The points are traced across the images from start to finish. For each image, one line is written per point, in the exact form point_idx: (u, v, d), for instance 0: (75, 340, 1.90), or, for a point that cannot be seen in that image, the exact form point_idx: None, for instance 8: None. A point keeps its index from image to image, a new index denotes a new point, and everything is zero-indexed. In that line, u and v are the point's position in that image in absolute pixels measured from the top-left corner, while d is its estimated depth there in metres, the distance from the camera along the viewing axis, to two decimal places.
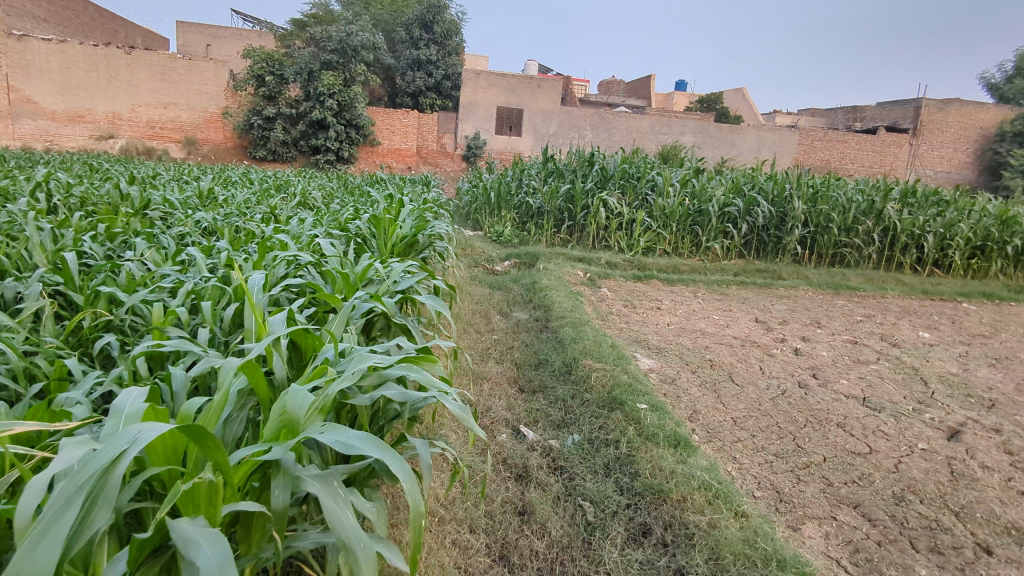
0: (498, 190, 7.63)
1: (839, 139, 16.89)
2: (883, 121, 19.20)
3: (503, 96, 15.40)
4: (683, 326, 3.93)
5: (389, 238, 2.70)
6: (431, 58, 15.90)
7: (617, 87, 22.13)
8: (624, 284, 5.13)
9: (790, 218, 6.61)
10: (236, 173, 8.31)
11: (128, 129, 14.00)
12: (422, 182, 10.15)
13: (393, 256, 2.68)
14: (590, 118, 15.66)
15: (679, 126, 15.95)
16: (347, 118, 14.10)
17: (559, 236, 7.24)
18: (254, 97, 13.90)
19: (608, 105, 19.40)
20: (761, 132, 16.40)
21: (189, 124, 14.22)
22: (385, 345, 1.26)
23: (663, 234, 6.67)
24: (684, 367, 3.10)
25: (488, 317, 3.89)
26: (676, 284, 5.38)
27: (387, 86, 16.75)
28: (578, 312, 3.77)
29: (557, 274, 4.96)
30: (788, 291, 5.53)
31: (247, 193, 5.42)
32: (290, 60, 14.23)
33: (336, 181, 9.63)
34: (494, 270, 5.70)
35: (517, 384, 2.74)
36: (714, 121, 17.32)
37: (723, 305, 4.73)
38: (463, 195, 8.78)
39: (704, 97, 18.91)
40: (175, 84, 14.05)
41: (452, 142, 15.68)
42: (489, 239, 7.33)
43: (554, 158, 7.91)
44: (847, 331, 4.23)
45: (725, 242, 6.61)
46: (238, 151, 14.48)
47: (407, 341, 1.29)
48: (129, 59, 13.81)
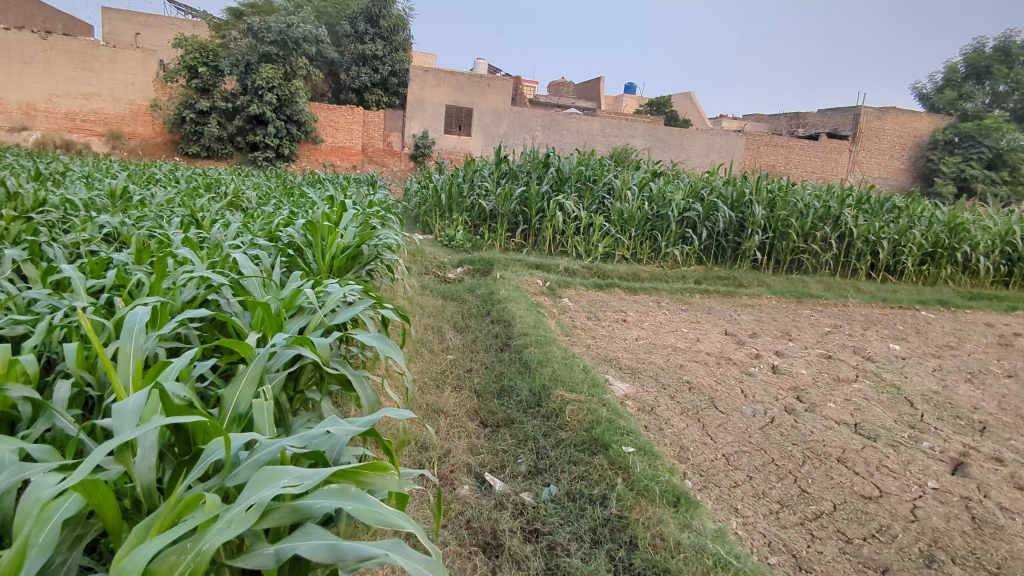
0: (449, 191, 7.23)
1: (783, 144, 17.24)
2: (823, 128, 19.77)
3: (453, 94, 15.01)
4: (653, 342, 3.65)
5: (327, 249, 2.28)
6: (377, 54, 15.34)
7: (567, 89, 22.03)
8: (586, 293, 4.83)
9: (749, 224, 6.48)
10: (160, 170, 7.61)
11: (43, 121, 12.87)
12: (367, 182, 9.62)
13: (332, 270, 2.26)
14: (542, 119, 15.43)
15: (630, 129, 15.92)
16: (288, 114, 13.40)
17: (514, 240, 6.92)
18: (186, 89, 13.02)
19: (559, 106, 19.23)
20: (709, 137, 16.55)
21: (113, 117, 13.19)
22: (312, 440, 0.90)
23: (622, 239, 6.42)
24: (663, 392, 2.79)
25: (442, 334, 3.51)
26: (640, 293, 5.13)
27: (331, 81, 16.06)
28: (541, 327, 3.43)
29: (515, 282, 4.61)
30: (752, 299, 5.36)
31: (168, 193, 4.84)
32: (225, 51, 13.41)
33: (274, 179, 9.01)
34: (446, 278, 5.31)
35: (478, 418, 2.37)
36: (663, 124, 17.39)
37: (690, 317, 4.49)
38: (411, 196, 8.33)
39: (653, 100, 18.99)
40: (97, 72, 13.03)
41: (399, 141, 15.15)
42: (439, 243, 6.93)
43: (508, 159, 7.58)
44: (819, 345, 4.05)
45: (685, 248, 6.42)
46: (168, 147, 13.54)
47: (348, 429, 0.92)
48: (45, 45, 12.72)
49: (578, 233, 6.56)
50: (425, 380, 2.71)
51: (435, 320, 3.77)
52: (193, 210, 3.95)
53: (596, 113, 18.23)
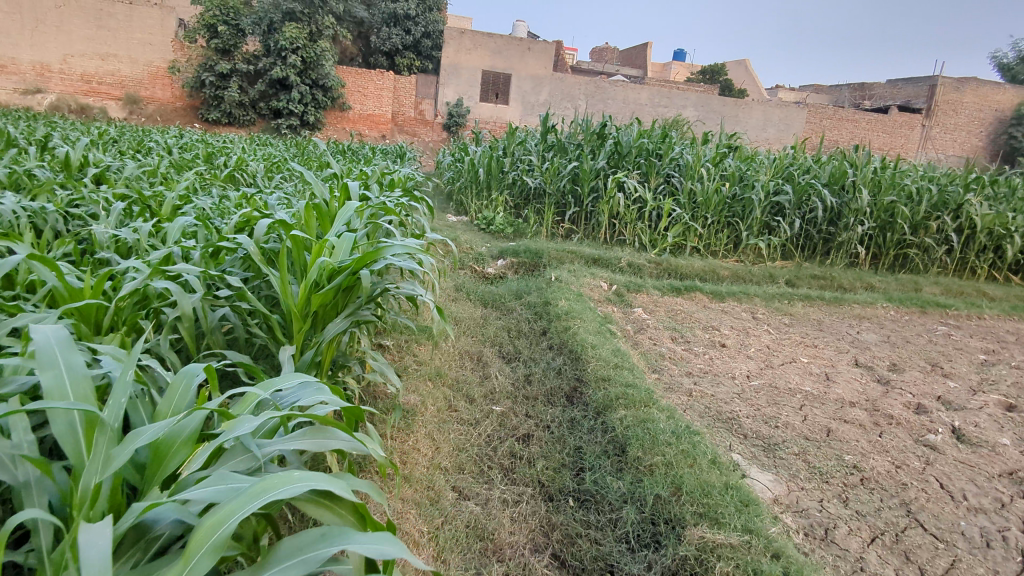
0: (488, 166, 6.23)
1: (849, 118, 15.70)
2: (893, 100, 18.09)
3: (489, 58, 13.90)
4: (774, 385, 2.64)
5: (290, 279, 1.32)
6: (410, 13, 14.26)
7: (610, 56, 20.61)
8: (660, 300, 3.85)
9: (851, 212, 5.34)
10: (167, 138, 6.80)
11: (58, 83, 12.20)
12: (395, 154, 8.66)
13: (300, 318, 1.32)
14: (585, 87, 14.23)
15: (680, 99, 14.63)
16: (313, 78, 12.52)
17: (563, 225, 5.95)
18: (206, 50, 12.19)
19: (603, 74, 17.94)
20: (767, 108, 15.16)
21: (130, 79, 12.46)
22: None
23: (696, 227, 5.35)
24: (828, 491, 1.80)
25: (482, 368, 2.56)
26: (728, 299, 4.09)
27: (361, 44, 15.04)
28: (624, 363, 2.45)
29: (574, 285, 3.62)
30: (866, 310, 4.28)
31: (150, 167, 3.99)
32: (247, 9, 12.50)
33: (295, 150, 8.16)
34: (485, 276, 4.38)
35: (554, 556, 1.43)
36: (717, 94, 16.02)
37: (802, 337, 3.47)
38: (445, 171, 7.37)
39: (706, 67, 17.56)
40: (114, 32, 12.28)
41: (432, 109, 14.15)
42: (475, 227, 5.99)
43: (556, 130, 6.56)
44: (991, 387, 2.99)
45: (770, 239, 5.34)
46: (188, 112, 12.78)
47: None
48: (59, 2, 12.00)
49: (640, 219, 5.50)
50: (464, 463, 1.76)
51: (474, 343, 2.83)
52: (162, 192, 3.06)
53: (642, 81, 16.93)
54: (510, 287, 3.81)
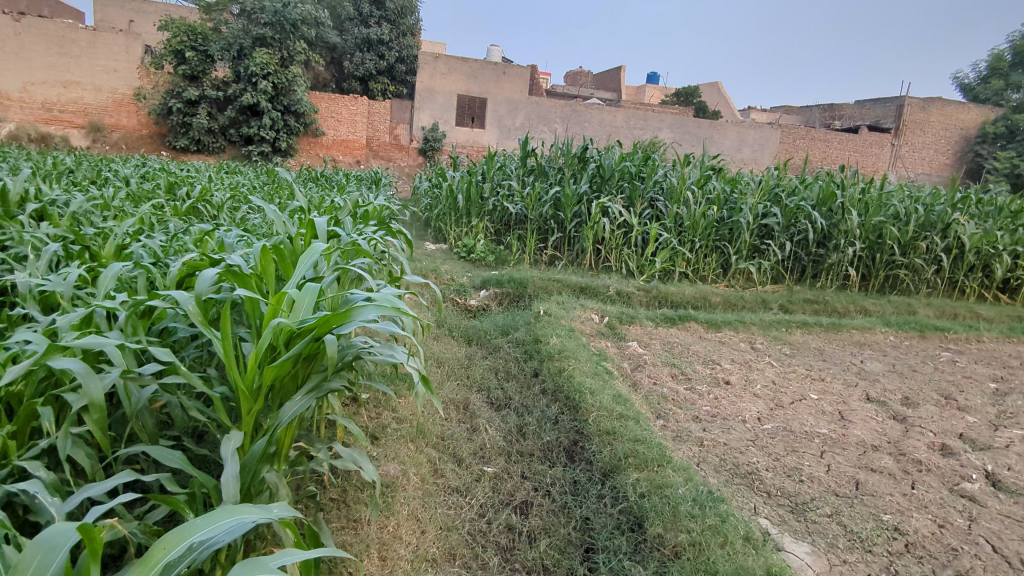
0: (467, 192, 6.01)
1: (821, 138, 15.89)
2: (863, 120, 18.43)
3: (465, 83, 13.81)
4: (788, 428, 2.42)
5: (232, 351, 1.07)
6: (383, 38, 14.12)
7: (585, 79, 20.72)
8: (654, 332, 3.64)
9: (841, 233, 5.23)
10: (128, 167, 6.47)
11: (17, 111, 11.77)
12: (371, 180, 8.43)
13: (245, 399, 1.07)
14: (562, 110, 14.20)
15: (656, 121, 14.68)
16: (285, 104, 12.28)
17: (546, 252, 5.74)
18: (173, 77, 11.88)
19: (579, 97, 17.98)
20: (742, 129, 15.30)
21: (93, 107, 12.08)
22: None
23: (684, 252, 5.17)
24: (873, 564, 1.57)
25: (469, 419, 2.31)
26: (724, 328, 3.89)
27: (334, 69, 14.84)
28: (629, 410, 2.21)
29: (564, 318, 3.40)
30: (865, 335, 4.12)
31: (102, 200, 3.69)
32: (216, 35, 12.23)
33: (265, 178, 7.87)
34: (467, 309, 4.14)
35: None
36: (692, 116, 16.14)
37: (807, 370, 3.27)
38: (422, 197, 7.15)
39: (679, 90, 17.72)
40: (76, 59, 11.92)
41: (407, 134, 13.98)
42: (455, 255, 5.76)
43: (536, 154, 6.39)
44: (1011, 420, 2.81)
45: (760, 263, 5.19)
46: (155, 140, 12.42)
47: None
48: (18, 28, 11.62)
49: (626, 243, 5.32)
50: (455, 547, 1.50)
51: (460, 391, 2.57)
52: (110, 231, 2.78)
53: (617, 104, 17.00)
54: (495, 322, 3.57)
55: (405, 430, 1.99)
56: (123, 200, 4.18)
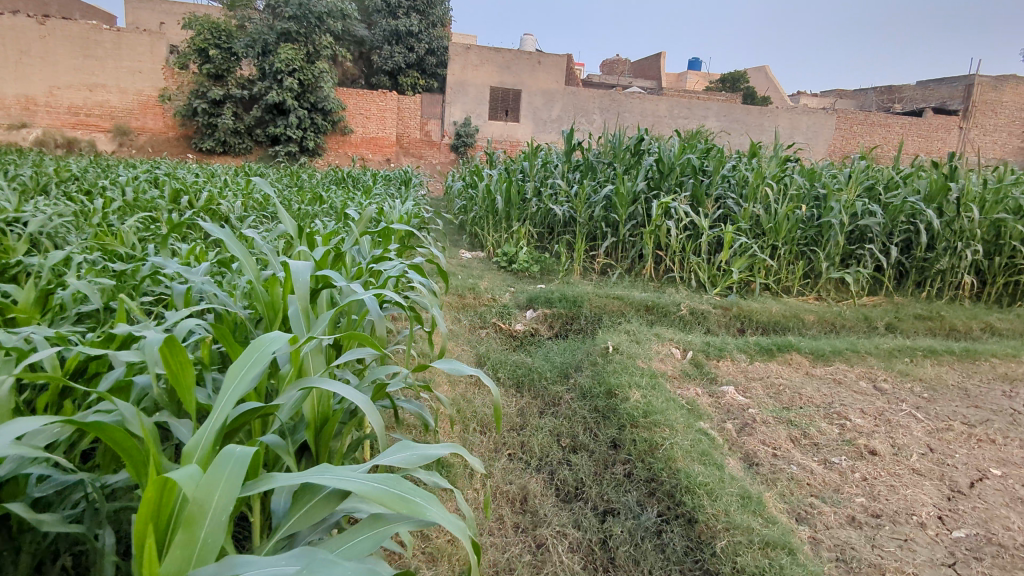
0: (507, 193, 5.29)
1: (882, 122, 14.70)
2: (926, 103, 17.13)
3: (498, 74, 13.13)
4: (993, 539, 1.67)
5: None
6: (412, 30, 13.50)
7: (622, 68, 19.79)
8: (749, 368, 2.90)
9: (955, 234, 4.39)
10: (140, 172, 5.98)
11: (44, 116, 11.52)
12: (400, 180, 7.83)
13: None
14: (600, 100, 13.40)
15: (702, 109, 13.77)
16: (312, 101, 11.81)
17: (597, 261, 5.03)
18: (197, 76, 11.49)
19: (617, 86, 17.14)
20: (794, 115, 14.27)
21: (119, 110, 11.78)
22: None
23: (766, 260, 4.39)
24: None
25: (535, 534, 1.63)
26: (834, 361, 3.13)
27: (362, 64, 14.31)
28: (770, 526, 1.52)
29: (640, 356, 2.68)
30: (1012, 365, 3.28)
31: (82, 221, 3.13)
32: (240, 31, 11.79)
33: (289, 181, 7.33)
34: (513, 335, 3.45)
35: None
36: (740, 103, 15.16)
37: (965, 424, 2.48)
38: (457, 198, 6.51)
39: (725, 76, 16.71)
40: (102, 61, 11.61)
41: (438, 129, 13.38)
42: (494, 265, 5.09)
43: (584, 149, 5.67)
44: None
45: (857, 271, 4.39)
46: (182, 142, 12.08)
47: None
48: (43, 31, 11.34)
49: (692, 250, 4.59)
50: None
51: (515, 468, 1.92)
52: (68, 261, 2.19)
53: (659, 92, 16.09)
54: (548, 359, 2.87)
55: (436, 545, 1.44)
56: (115, 213, 3.61)
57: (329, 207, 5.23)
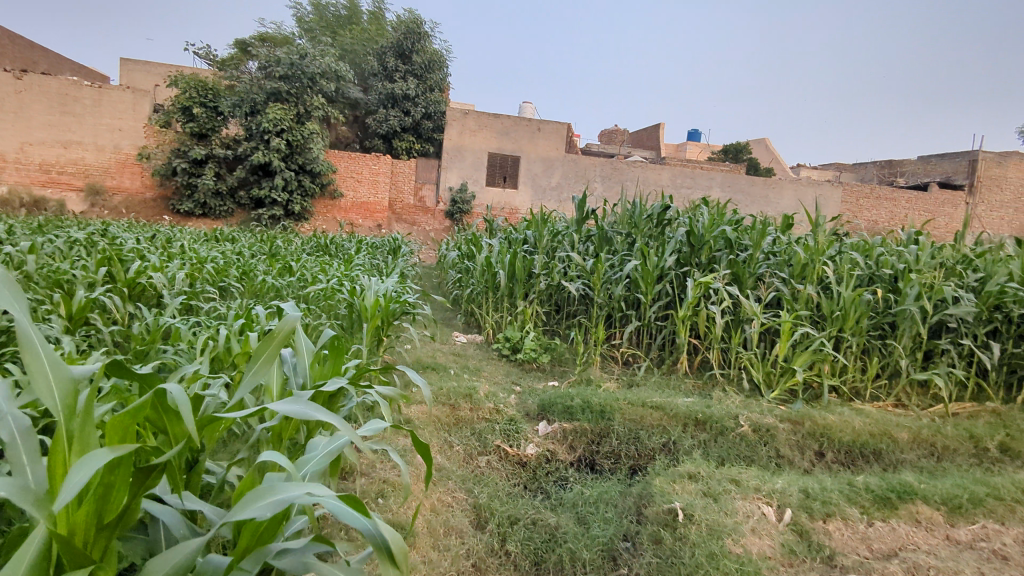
0: (510, 266, 4.45)
1: (888, 196, 14.31)
2: (929, 177, 16.88)
3: (496, 140, 12.68)
4: None
5: None
6: (409, 93, 13.08)
7: (621, 137, 19.54)
8: (872, 535, 1.97)
9: None
10: (83, 234, 5.15)
11: (13, 174, 10.86)
12: (389, 248, 7.05)
13: None
14: (601, 168, 12.95)
15: (705, 179, 13.35)
16: (300, 163, 11.23)
17: (619, 351, 4.17)
18: (180, 135, 10.91)
19: (617, 156, 16.81)
20: (800, 187, 13.85)
21: (95, 168, 11.15)
22: None
23: (833, 357, 3.54)
24: None
25: None
26: (980, 517, 2.22)
27: (357, 127, 13.87)
28: None
29: (726, 527, 1.77)
30: None
31: None
32: (227, 90, 11.29)
33: (263, 246, 6.52)
34: (523, 463, 2.53)
35: None
36: (744, 174, 14.78)
37: None
38: (453, 270, 5.72)
39: (727, 147, 16.42)
40: (79, 117, 11.04)
41: (433, 195, 12.81)
42: (493, 352, 4.22)
43: (598, 218, 4.94)
44: None
45: (947, 373, 3.54)
46: (159, 203, 11.39)
47: None
48: (20, 86, 10.79)
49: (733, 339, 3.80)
50: None
51: None
52: None
53: (661, 162, 15.74)
54: (579, 520, 1.96)
55: None
56: None
57: (299, 280, 4.40)
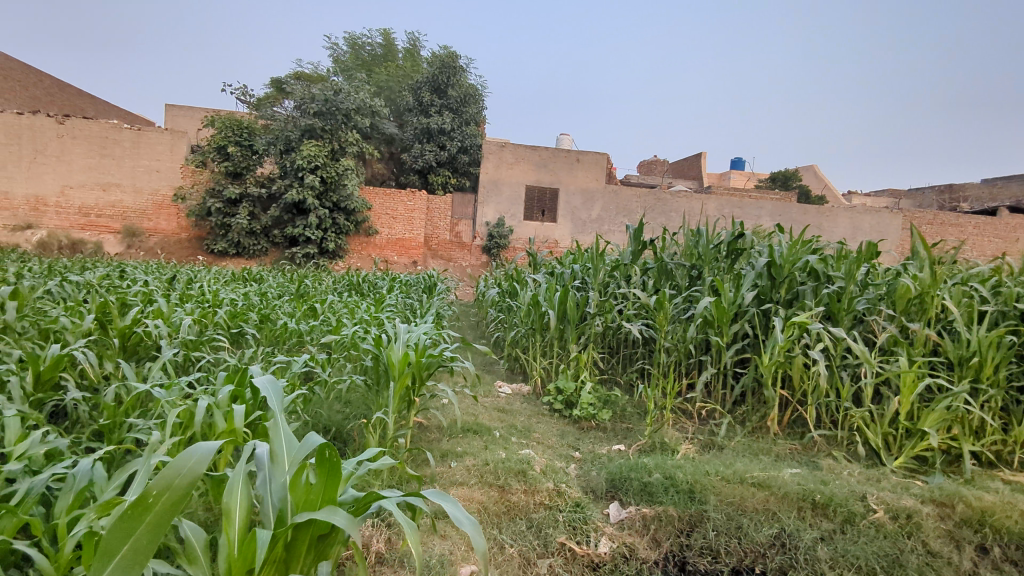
0: (560, 305, 3.87)
1: (954, 222, 13.35)
2: (996, 202, 15.81)
3: (534, 173, 12.27)
4: None
5: None
6: (445, 127, 12.82)
7: (661, 168, 18.98)
8: None
9: None
10: (98, 276, 4.79)
11: (53, 218, 10.89)
12: (424, 286, 6.57)
13: None
14: (644, 199, 12.40)
15: (754, 207, 12.66)
16: (334, 200, 11.00)
17: (692, 404, 3.54)
18: (215, 175, 10.81)
19: (658, 187, 16.23)
20: (856, 214, 13.03)
21: (132, 210, 11.11)
22: None
23: (970, 413, 2.83)
24: None
25: None
26: None
27: (392, 164, 13.70)
28: None
29: None
30: None
31: None
32: (262, 128, 11.21)
33: (292, 286, 6.12)
34: (596, 568, 1.89)
35: None
36: (795, 202, 14.02)
37: None
38: (494, 310, 5.19)
39: (775, 175, 15.70)
40: (118, 160, 11.04)
41: (469, 230, 12.42)
42: (542, 407, 3.64)
43: (657, 250, 4.36)
44: None
45: None
46: (194, 244, 11.26)
47: None
48: (62, 130, 10.89)
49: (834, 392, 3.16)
50: None
51: None
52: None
53: (706, 192, 15.10)
54: None
55: None
56: None
57: (324, 324, 3.91)
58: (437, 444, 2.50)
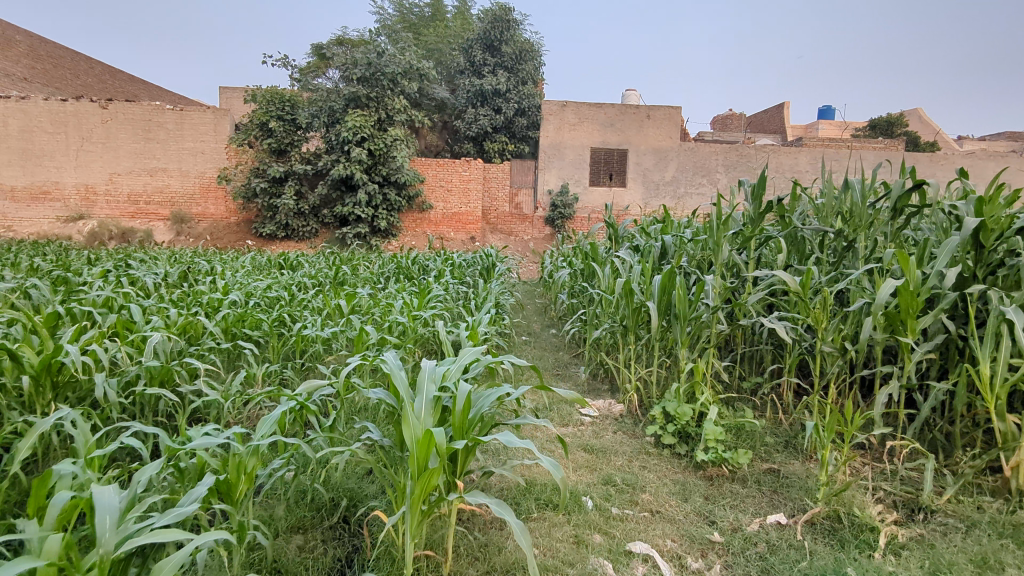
0: (663, 295, 2.79)
1: None
2: None
3: (599, 133, 11.03)
4: None
5: None
6: (500, 88, 11.74)
7: (738, 122, 17.25)
8: None
9: None
10: (100, 271, 4.07)
11: (103, 207, 10.61)
12: (482, 266, 5.63)
13: None
14: (725, 155, 10.98)
15: (855, 158, 11.01)
16: (383, 174, 10.17)
17: (866, 436, 2.41)
18: (259, 153, 10.16)
19: (738, 143, 14.62)
20: (980, 161, 11.15)
21: (180, 196, 10.67)
22: None
23: None
24: None
25: None
26: None
27: (446, 133, 12.78)
28: None
29: None
30: None
31: None
32: (305, 100, 10.46)
33: (331, 272, 5.30)
34: None
35: None
36: (902, 151, 12.18)
37: None
38: (568, 297, 4.18)
39: (875, 122, 13.80)
40: (163, 143, 10.56)
41: (531, 200, 11.36)
42: (644, 438, 2.62)
43: (789, 211, 3.18)
44: None
45: None
46: (242, 227, 10.72)
47: None
48: (106, 115, 10.48)
49: None
50: None
51: None
52: None
53: (795, 144, 13.44)
54: None
55: None
56: None
57: (352, 328, 3.01)
58: (499, 549, 1.52)
